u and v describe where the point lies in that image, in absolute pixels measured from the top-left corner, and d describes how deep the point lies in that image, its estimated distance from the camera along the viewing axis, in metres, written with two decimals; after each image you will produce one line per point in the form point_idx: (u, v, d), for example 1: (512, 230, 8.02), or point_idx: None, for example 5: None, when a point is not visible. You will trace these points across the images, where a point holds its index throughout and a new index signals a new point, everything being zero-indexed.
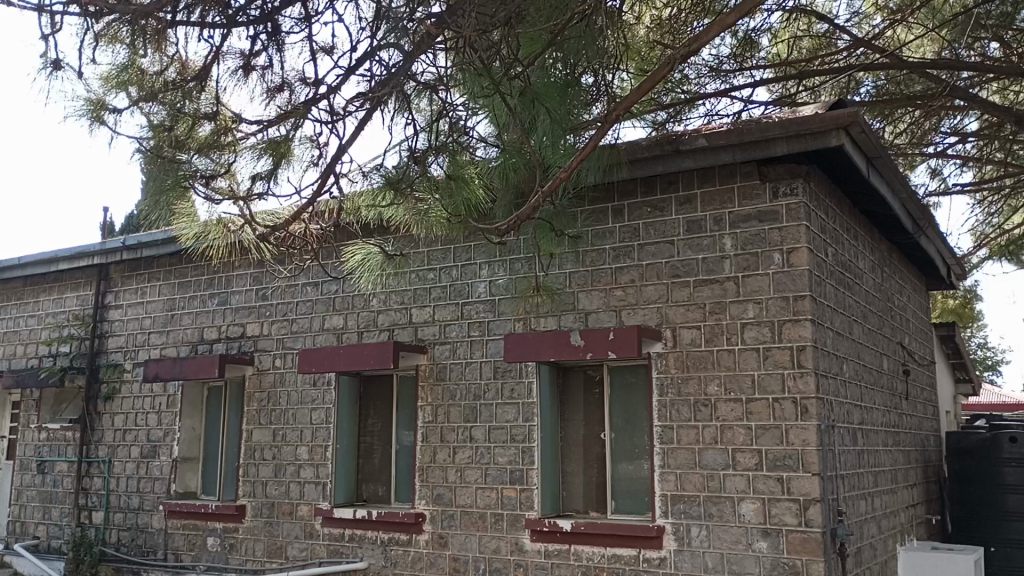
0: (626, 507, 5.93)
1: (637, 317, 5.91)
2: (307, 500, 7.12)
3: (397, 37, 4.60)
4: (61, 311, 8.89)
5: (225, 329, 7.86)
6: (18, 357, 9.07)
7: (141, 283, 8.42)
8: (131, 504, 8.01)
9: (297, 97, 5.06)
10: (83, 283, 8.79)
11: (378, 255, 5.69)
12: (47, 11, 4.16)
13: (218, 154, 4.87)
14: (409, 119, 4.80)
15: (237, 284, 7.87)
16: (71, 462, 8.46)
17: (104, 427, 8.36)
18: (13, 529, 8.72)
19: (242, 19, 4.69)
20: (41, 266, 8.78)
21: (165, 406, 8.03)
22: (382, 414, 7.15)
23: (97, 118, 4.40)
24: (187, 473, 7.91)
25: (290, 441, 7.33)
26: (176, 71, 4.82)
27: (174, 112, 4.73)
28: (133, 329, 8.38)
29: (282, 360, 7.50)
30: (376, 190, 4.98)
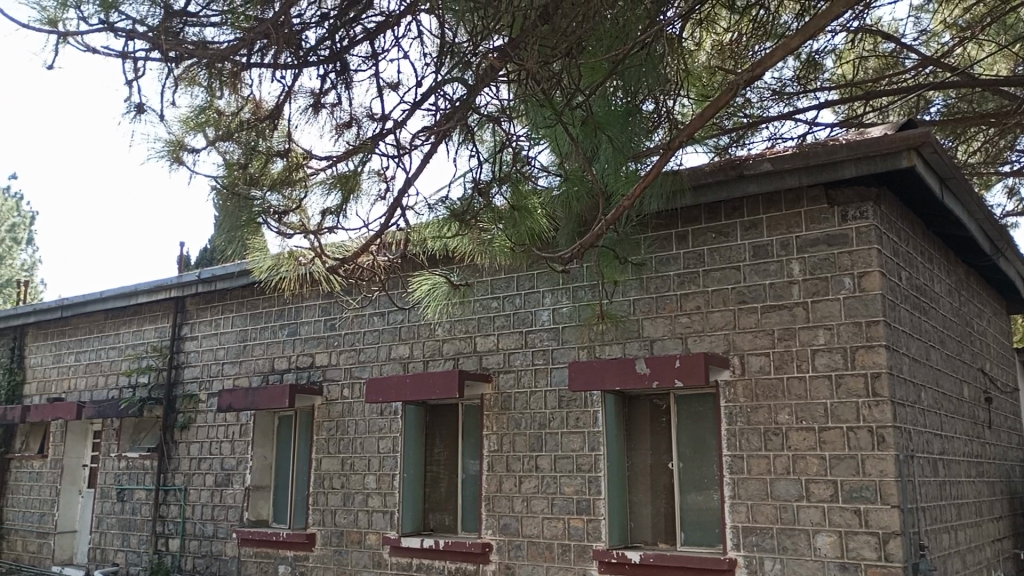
0: (696, 539, 5.81)
1: (703, 345, 5.84)
2: (375, 529, 7.18)
3: (461, 70, 4.68)
4: (140, 343, 9.22)
5: (295, 359, 8.04)
6: (99, 387, 9.41)
7: (215, 315, 8.69)
8: (206, 532, 8.20)
9: (364, 131, 5.21)
10: (161, 315, 9.11)
11: (444, 285, 5.76)
12: (131, 57, 4.37)
13: (290, 189, 5.05)
14: (473, 151, 4.89)
15: (307, 315, 8.05)
16: (148, 490, 8.71)
17: (180, 455, 8.61)
18: (93, 555, 8.98)
19: (313, 59, 4.87)
20: (121, 300, 9.13)
21: (238, 435, 8.24)
22: (448, 443, 7.19)
23: (176, 158, 4.60)
24: (259, 501, 8.07)
25: (358, 469, 7.42)
26: (251, 112, 5.01)
27: (248, 150, 4.92)
28: (208, 360, 8.64)
29: (350, 390, 7.63)
30: (441, 221, 5.02)
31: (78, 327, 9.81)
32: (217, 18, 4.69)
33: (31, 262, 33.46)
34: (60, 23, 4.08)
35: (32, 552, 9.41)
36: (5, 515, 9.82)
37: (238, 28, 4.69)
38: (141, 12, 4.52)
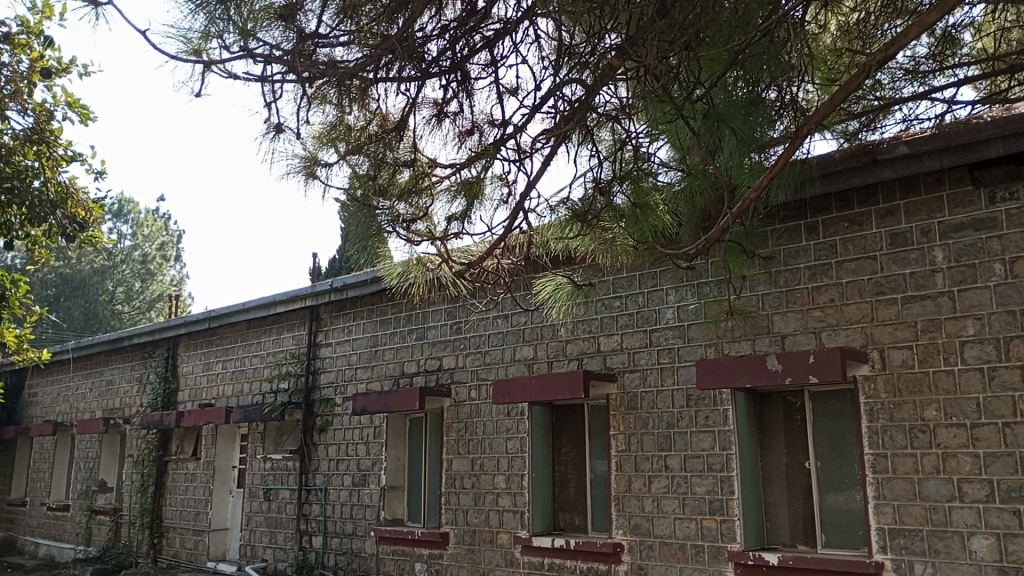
0: (838, 541, 5.59)
1: (839, 339, 5.62)
2: (506, 529, 7.28)
3: (579, 71, 4.70)
4: (279, 350, 9.71)
5: (424, 363, 8.27)
6: (244, 393, 9.97)
7: (347, 322, 9.06)
8: (346, 530, 8.55)
9: (486, 138, 5.32)
10: (297, 323, 9.59)
11: (568, 286, 5.78)
12: (269, 81, 4.63)
13: (417, 198, 5.20)
14: (593, 151, 4.91)
15: (434, 319, 8.27)
16: (292, 490, 9.17)
17: (319, 457, 9.02)
18: (245, 552, 9.52)
19: (435, 70, 4.98)
20: (261, 309, 9.68)
21: (372, 437, 8.55)
22: (575, 443, 7.21)
23: (310, 173, 4.84)
24: (394, 500, 8.34)
25: (488, 469, 7.56)
26: (378, 125, 5.19)
27: (377, 162, 5.12)
28: (342, 365, 9.01)
29: (477, 392, 7.78)
30: (563, 223, 5.00)
31: (224, 337, 10.44)
32: (345, 37, 4.84)
33: (179, 276, 35.78)
34: (204, 52, 4.36)
35: (189, 549, 10.05)
36: (164, 513, 10.55)
37: (366, 46, 4.85)
38: (276, 38, 4.68)
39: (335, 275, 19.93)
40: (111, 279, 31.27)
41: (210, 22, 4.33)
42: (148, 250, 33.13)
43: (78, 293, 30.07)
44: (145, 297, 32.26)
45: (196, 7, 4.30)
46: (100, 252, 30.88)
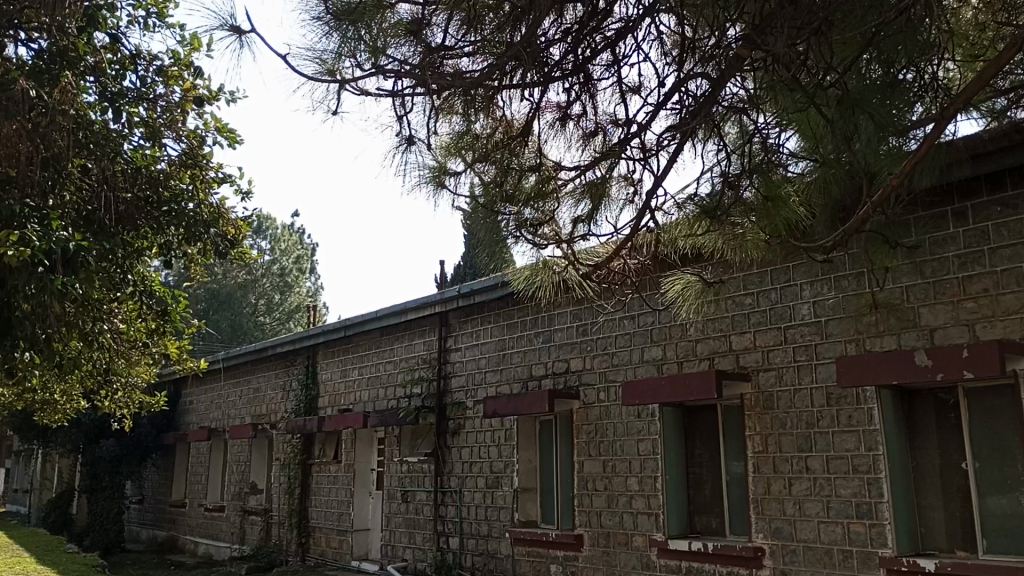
0: (1003, 547, 5.23)
1: (995, 331, 5.26)
2: (642, 532, 7.21)
3: (704, 65, 4.65)
4: (411, 356, 9.99)
5: (551, 366, 8.32)
6: (380, 398, 10.33)
7: (476, 326, 9.22)
8: (482, 531, 8.70)
9: (610, 138, 5.31)
10: (427, 329, 9.84)
11: (698, 283, 5.61)
12: (400, 95, 4.77)
13: (543, 203, 5.22)
14: (720, 146, 4.78)
15: (560, 322, 8.30)
16: (428, 492, 9.42)
17: (453, 459, 9.22)
18: (386, 552, 9.85)
19: (558, 74, 5.00)
20: (394, 316, 10.01)
21: (504, 439, 8.67)
22: (710, 445, 7.05)
23: (439, 182, 4.96)
24: (528, 503, 8.42)
25: (620, 471, 7.51)
26: (503, 131, 5.26)
27: (503, 168, 5.15)
28: (472, 369, 9.18)
29: (606, 394, 7.75)
30: (692, 219, 4.90)
31: (359, 344, 10.85)
32: (470, 48, 4.94)
33: (314, 288, 37.54)
34: (337, 72, 4.55)
35: (334, 548, 10.49)
36: (310, 514, 11.06)
37: (492, 54, 4.92)
38: (405, 53, 4.79)
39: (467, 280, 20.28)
40: (253, 293, 33.12)
41: (341, 43, 4.54)
42: (287, 264, 34.77)
43: (225, 307, 32.09)
44: (286, 308, 33.88)
45: (331, 29, 4.54)
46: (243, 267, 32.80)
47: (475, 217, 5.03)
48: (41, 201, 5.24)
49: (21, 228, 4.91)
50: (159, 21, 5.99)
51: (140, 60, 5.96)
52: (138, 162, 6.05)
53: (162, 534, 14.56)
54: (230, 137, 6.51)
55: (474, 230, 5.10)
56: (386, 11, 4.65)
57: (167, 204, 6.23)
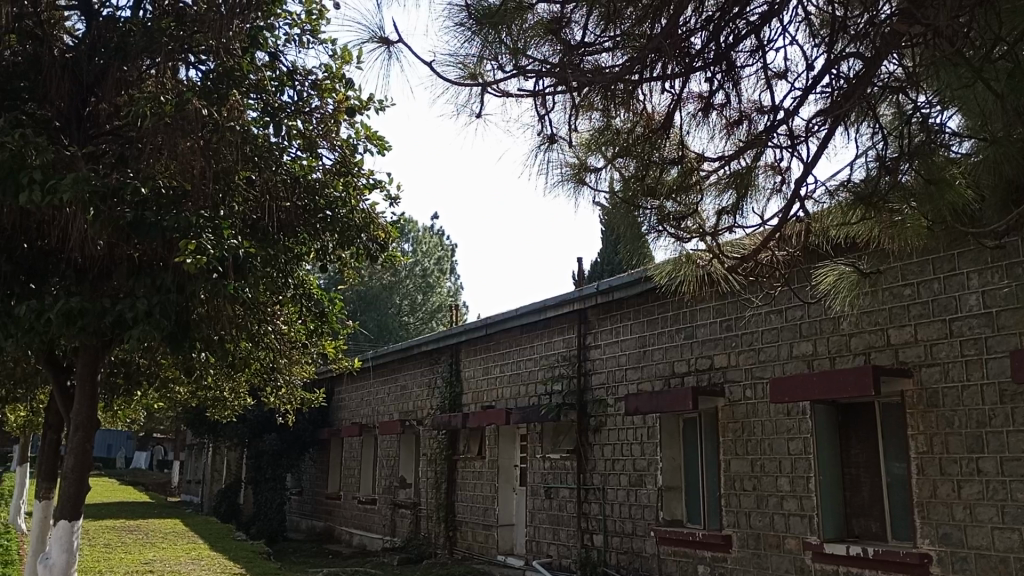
0: None
1: None
2: (794, 534, 6.94)
3: (857, 45, 4.42)
4: (551, 354, 10.06)
5: (694, 362, 8.14)
6: (521, 396, 10.46)
7: (615, 323, 9.15)
8: (626, 529, 8.64)
9: (755, 126, 5.14)
10: (567, 327, 9.87)
11: (853, 274, 5.22)
12: (542, 94, 4.80)
13: (686, 195, 5.14)
14: (876, 129, 4.49)
15: (702, 318, 8.10)
16: (571, 489, 9.45)
17: (595, 457, 9.21)
18: (531, 547, 9.97)
19: (699, 63, 4.88)
20: (533, 314, 10.11)
21: (647, 437, 8.58)
22: (867, 445, 6.69)
23: (579, 180, 4.98)
24: (672, 501, 8.28)
25: (770, 471, 7.26)
26: (644, 125, 5.17)
27: (645, 163, 5.11)
28: (612, 366, 9.12)
29: (753, 390, 7.51)
30: (845, 208, 4.60)
31: (500, 342, 11.04)
32: (610, 43, 4.89)
33: (455, 288, 38.51)
34: (480, 75, 4.66)
35: (480, 542, 10.71)
36: (456, 508, 11.35)
37: (631, 49, 4.86)
38: (546, 53, 4.80)
39: (609, 276, 20.14)
40: (398, 294, 34.38)
41: (483, 46, 4.61)
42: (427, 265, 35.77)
43: (371, 308, 33.45)
44: (428, 308, 34.86)
45: (472, 34, 4.61)
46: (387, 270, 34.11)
47: (614, 212, 4.99)
48: (213, 211, 5.63)
49: (197, 237, 5.28)
50: (314, 37, 6.31)
51: (296, 75, 6.32)
52: (298, 172, 6.38)
53: (319, 524, 15.36)
54: (381, 144, 6.74)
55: (614, 226, 5.01)
56: (526, 11, 4.67)
57: (324, 211, 6.58)
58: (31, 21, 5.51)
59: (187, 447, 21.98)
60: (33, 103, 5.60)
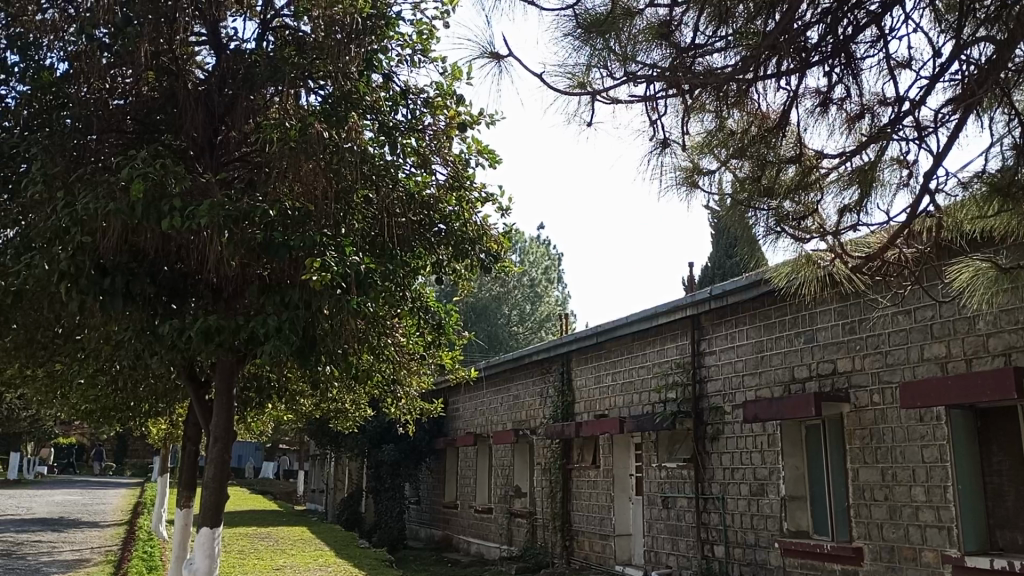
0: None
1: None
2: (932, 546, 6.57)
3: (988, 28, 4.16)
4: (665, 361, 9.91)
5: (816, 367, 7.84)
6: (635, 404, 10.35)
7: (731, 328, 8.94)
8: (748, 540, 8.40)
9: (879, 119, 4.90)
10: (680, 333, 9.71)
11: (992, 270, 4.80)
12: (652, 99, 4.76)
13: (805, 194, 4.95)
14: (1011, 116, 4.19)
15: (823, 321, 7.81)
16: (690, 498, 9.27)
17: (714, 466, 9.00)
18: (649, 558, 9.83)
19: (816, 58, 4.71)
20: (644, 321, 9.98)
21: (767, 445, 8.31)
22: (1011, 452, 6.28)
23: (690, 183, 4.91)
24: (797, 511, 8.00)
25: (902, 480, 6.89)
26: (758, 125, 5.00)
27: (760, 163, 4.96)
28: (728, 373, 8.90)
29: (881, 396, 7.16)
30: (980, 200, 4.23)
31: (612, 350, 10.96)
32: (722, 43, 4.74)
33: (563, 297, 38.48)
34: (589, 84, 4.67)
35: (598, 552, 10.64)
36: (572, 518, 11.32)
37: (744, 47, 4.69)
38: (656, 57, 4.71)
39: (724, 281, 19.65)
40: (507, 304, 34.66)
41: (592, 55, 4.64)
42: (534, 275, 35.92)
43: (481, 319, 33.84)
44: (537, 318, 34.99)
45: (581, 43, 4.65)
46: (496, 280, 34.43)
47: (726, 215, 4.86)
48: (335, 230, 5.86)
49: (321, 255, 5.50)
50: (424, 56, 6.47)
51: (409, 95, 6.51)
52: (413, 188, 6.57)
53: (438, 533, 15.63)
54: (491, 157, 6.83)
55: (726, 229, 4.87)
56: (634, 17, 4.65)
57: (438, 225, 6.79)
58: (165, 56, 5.81)
59: (314, 456, 22.84)
60: (170, 135, 6.02)
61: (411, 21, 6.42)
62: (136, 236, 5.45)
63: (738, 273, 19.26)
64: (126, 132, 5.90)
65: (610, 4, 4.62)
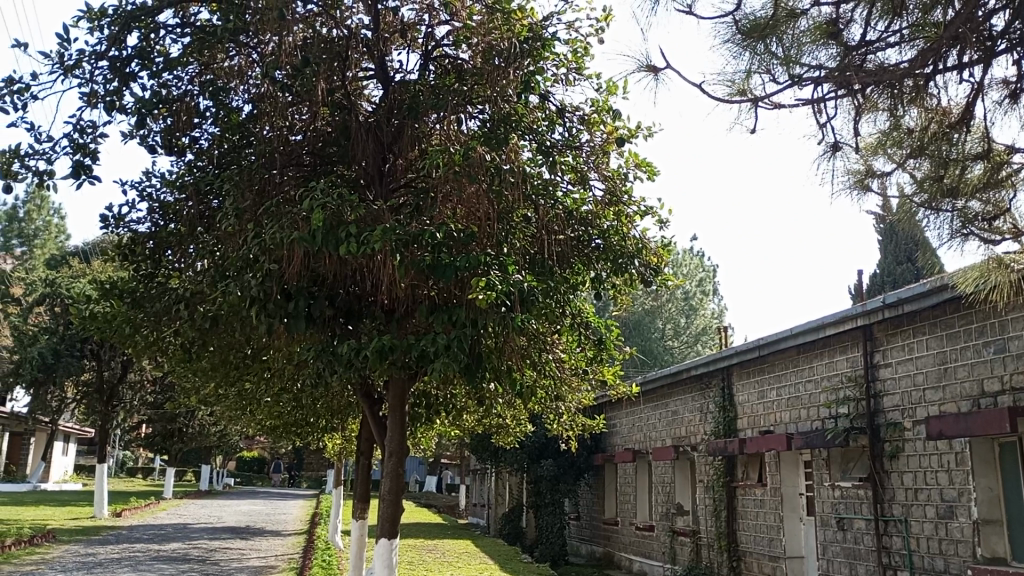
0: None
1: None
2: None
3: None
4: (835, 375, 9.42)
5: (1009, 380, 7.13)
6: (803, 420, 9.90)
7: (908, 339, 8.39)
8: (936, 566, 7.81)
9: None
10: (850, 345, 9.21)
11: None
12: (819, 102, 4.56)
13: (995, 192, 4.50)
14: None
15: (1015, 329, 7.09)
16: (868, 520, 8.73)
17: (894, 485, 8.43)
18: None
19: (1003, 45, 4.31)
20: (810, 333, 9.52)
21: (955, 464, 7.70)
22: None
23: (862, 186, 4.62)
24: (992, 537, 7.33)
25: None
26: (939, 122, 4.63)
27: (941, 161, 4.57)
28: (908, 387, 8.33)
29: None
30: None
31: (775, 364, 10.57)
32: (896, 37, 4.47)
33: (719, 309, 37.48)
34: (749, 91, 4.54)
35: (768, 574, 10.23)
36: (739, 537, 10.96)
37: (925, 39, 4.36)
38: (825, 57, 4.47)
39: (895, 288, 18.47)
40: (660, 318, 34.17)
41: (753, 60, 4.50)
42: (689, 288, 35.12)
43: (635, 334, 33.53)
44: (691, 331, 34.21)
45: (741, 49, 4.51)
46: (648, 294, 34.01)
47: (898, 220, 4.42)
48: (498, 249, 5.98)
49: (486, 274, 5.62)
50: (579, 74, 6.53)
51: (565, 113, 6.60)
52: (571, 206, 6.65)
53: (599, 549, 15.55)
54: (649, 170, 6.78)
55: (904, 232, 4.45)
56: (799, 18, 4.44)
57: (595, 241, 6.80)
58: (338, 93, 6.20)
59: (476, 470, 23.41)
60: (342, 165, 6.42)
61: (565, 40, 6.51)
62: (316, 262, 5.82)
63: (910, 280, 18.06)
64: (303, 166, 6.34)
65: (772, 7, 4.44)
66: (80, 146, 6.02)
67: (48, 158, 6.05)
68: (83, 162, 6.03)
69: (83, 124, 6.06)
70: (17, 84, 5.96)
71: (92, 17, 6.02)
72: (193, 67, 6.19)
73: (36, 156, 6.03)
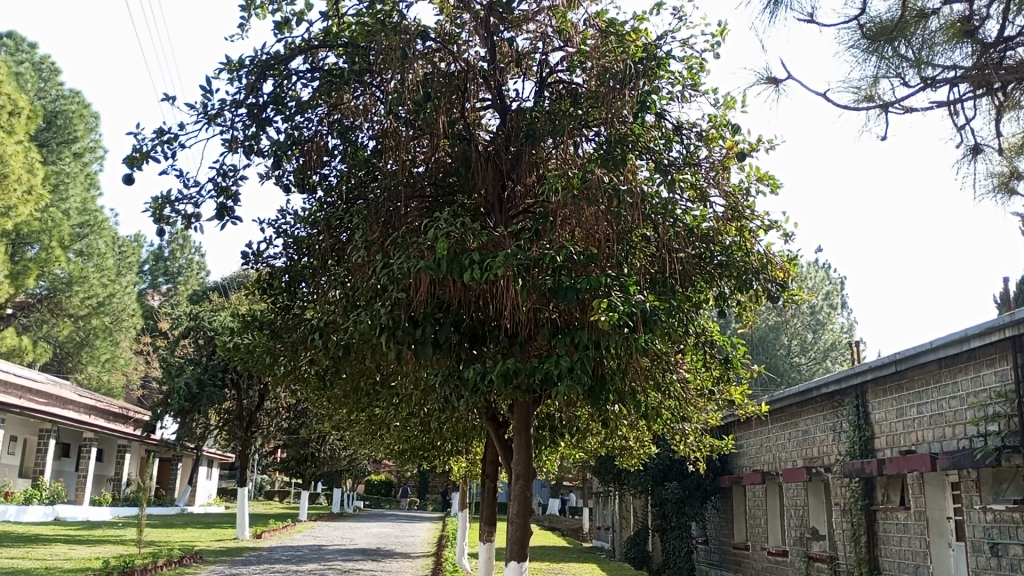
0: None
1: None
2: None
3: None
4: (982, 390, 8.82)
5: None
6: (948, 439, 9.31)
7: None
8: None
9: None
10: (998, 358, 8.59)
11: None
12: (955, 103, 4.36)
13: None
14: None
15: None
16: None
17: None
18: None
19: None
20: (953, 347, 8.95)
21: None
22: None
23: (1006, 189, 4.41)
24: None
25: None
26: None
27: None
28: None
29: None
30: None
31: (915, 379, 10.02)
32: None
33: (848, 323, 35.87)
34: (878, 96, 4.38)
35: None
36: (882, 564, 10.42)
37: None
38: (961, 57, 4.23)
39: None
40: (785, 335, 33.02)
41: (881, 65, 4.33)
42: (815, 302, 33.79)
43: (759, 351, 32.52)
44: (819, 347, 32.87)
45: (868, 53, 4.35)
46: (771, 310, 32.95)
47: None
48: (618, 270, 5.96)
49: (607, 295, 5.59)
50: (695, 90, 6.47)
51: (682, 130, 6.56)
52: (691, 223, 6.57)
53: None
54: (772, 184, 6.62)
55: None
56: (929, 18, 4.22)
57: (717, 257, 6.68)
58: (458, 124, 6.38)
59: (601, 493, 23.22)
60: (464, 194, 6.59)
61: (680, 57, 6.47)
62: (442, 289, 5.97)
63: None
64: (426, 197, 6.52)
65: (899, 9, 4.26)
66: (223, 189, 6.45)
67: (195, 201, 6.50)
68: (226, 204, 6.45)
69: (225, 168, 6.49)
70: (167, 134, 6.46)
71: (231, 68, 6.45)
72: (322, 109, 6.54)
73: (184, 201, 6.50)
